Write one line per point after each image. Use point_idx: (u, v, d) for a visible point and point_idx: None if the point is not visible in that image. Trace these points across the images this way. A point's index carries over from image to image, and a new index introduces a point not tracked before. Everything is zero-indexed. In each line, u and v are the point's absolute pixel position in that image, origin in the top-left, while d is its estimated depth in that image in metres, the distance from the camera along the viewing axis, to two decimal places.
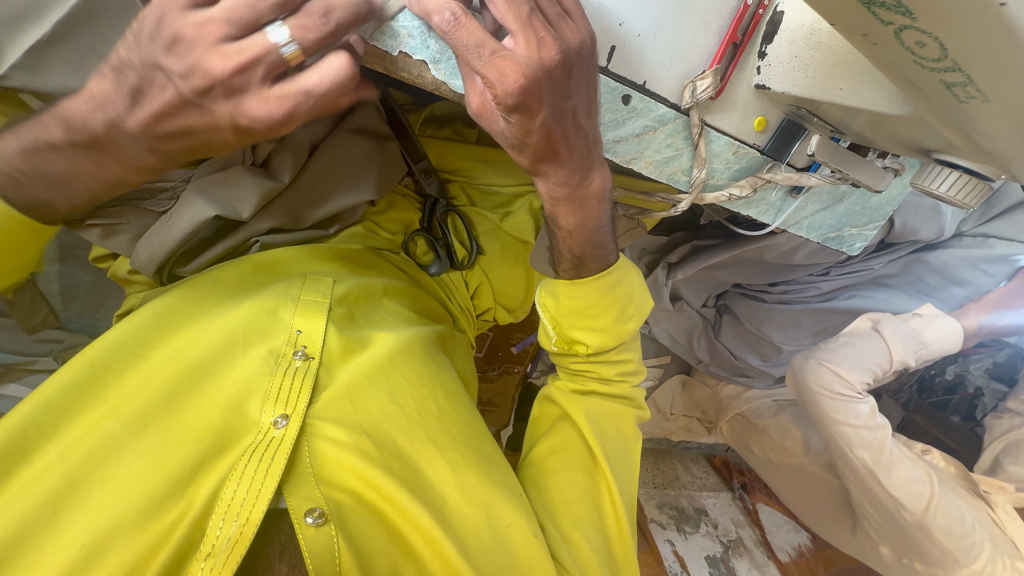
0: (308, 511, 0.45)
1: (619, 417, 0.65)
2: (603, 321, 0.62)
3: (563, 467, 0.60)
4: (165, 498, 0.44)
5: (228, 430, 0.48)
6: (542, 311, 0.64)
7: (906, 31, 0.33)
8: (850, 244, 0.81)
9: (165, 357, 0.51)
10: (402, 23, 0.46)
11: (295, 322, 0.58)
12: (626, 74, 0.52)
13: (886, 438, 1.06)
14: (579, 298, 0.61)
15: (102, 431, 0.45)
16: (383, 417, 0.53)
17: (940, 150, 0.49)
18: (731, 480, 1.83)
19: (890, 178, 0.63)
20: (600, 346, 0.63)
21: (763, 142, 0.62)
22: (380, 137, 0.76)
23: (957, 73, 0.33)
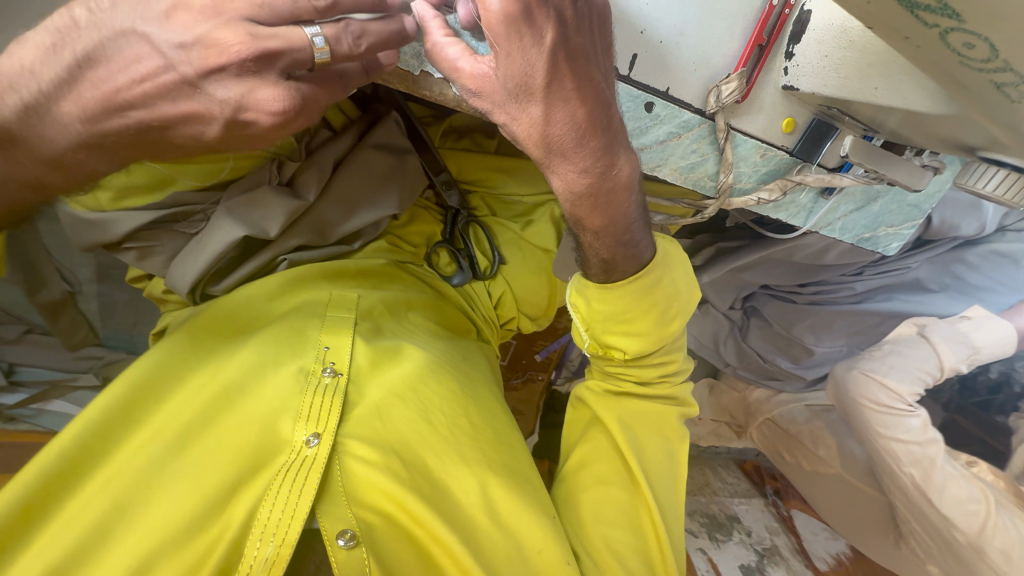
0: (340, 533, 0.47)
1: (660, 424, 0.64)
2: (641, 326, 0.60)
3: (596, 481, 0.60)
4: (205, 518, 0.46)
5: (263, 449, 0.50)
6: (575, 314, 0.63)
7: (952, 33, 0.32)
8: (886, 244, 0.78)
9: (201, 380, 0.53)
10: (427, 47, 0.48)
11: (323, 339, 0.59)
12: (649, 81, 0.51)
13: (937, 453, 1.02)
14: (612, 302, 0.60)
15: (146, 454, 0.47)
16: (411, 436, 0.54)
17: (984, 148, 0.46)
18: (764, 486, 1.78)
19: (930, 177, 0.59)
20: (640, 351, 0.62)
21: (792, 144, 0.60)
22: (401, 152, 0.77)
23: (1009, 72, 0.31)
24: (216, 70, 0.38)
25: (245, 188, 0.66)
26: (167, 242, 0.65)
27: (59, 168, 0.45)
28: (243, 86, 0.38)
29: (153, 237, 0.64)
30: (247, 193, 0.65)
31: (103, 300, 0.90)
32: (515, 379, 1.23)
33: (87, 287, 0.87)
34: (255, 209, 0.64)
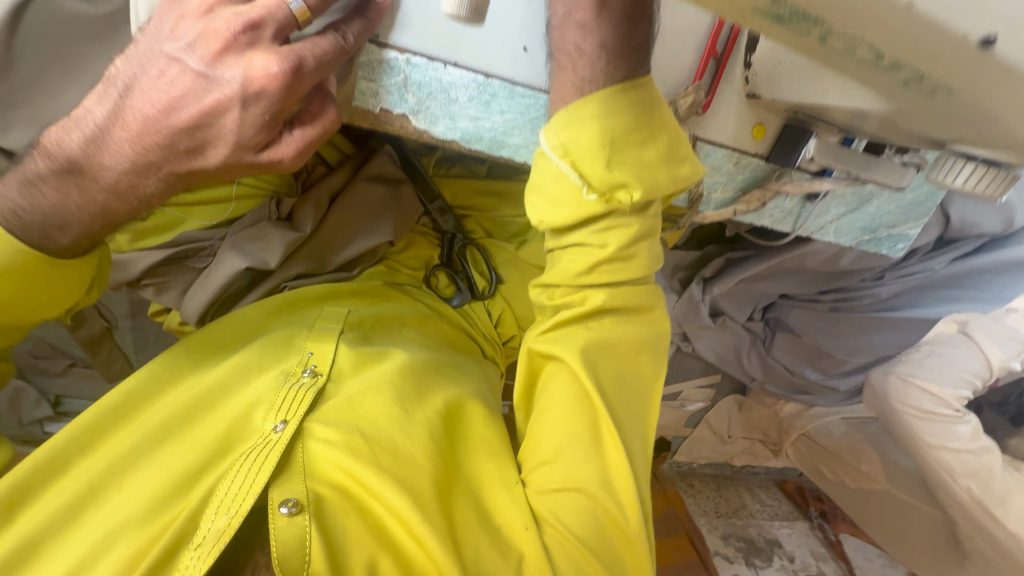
0: (283, 501, 0.47)
1: (633, 365, 0.56)
2: (643, 156, 0.46)
3: (557, 424, 0.53)
4: (170, 498, 0.48)
5: (231, 436, 0.53)
6: (560, 156, 0.46)
7: (830, 38, 0.26)
8: (891, 245, 0.75)
9: (189, 384, 0.58)
10: (380, 83, 0.47)
11: (308, 345, 0.63)
12: None
13: (994, 462, 0.96)
14: (614, 116, 0.44)
15: (128, 441, 0.52)
16: (381, 418, 0.54)
17: (954, 141, 0.43)
18: (808, 508, 1.67)
19: (912, 174, 0.58)
20: (650, 189, 0.46)
21: (766, 150, 0.60)
22: (395, 182, 0.81)
23: (905, 70, 0.27)
24: (220, 53, 0.41)
25: (247, 224, 0.71)
26: (179, 278, 0.71)
27: (119, 196, 0.47)
28: (243, 59, 0.41)
29: (167, 274, 0.70)
30: (250, 228, 0.71)
31: (137, 333, 0.98)
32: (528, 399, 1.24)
33: (123, 321, 0.95)
34: (257, 243, 0.69)
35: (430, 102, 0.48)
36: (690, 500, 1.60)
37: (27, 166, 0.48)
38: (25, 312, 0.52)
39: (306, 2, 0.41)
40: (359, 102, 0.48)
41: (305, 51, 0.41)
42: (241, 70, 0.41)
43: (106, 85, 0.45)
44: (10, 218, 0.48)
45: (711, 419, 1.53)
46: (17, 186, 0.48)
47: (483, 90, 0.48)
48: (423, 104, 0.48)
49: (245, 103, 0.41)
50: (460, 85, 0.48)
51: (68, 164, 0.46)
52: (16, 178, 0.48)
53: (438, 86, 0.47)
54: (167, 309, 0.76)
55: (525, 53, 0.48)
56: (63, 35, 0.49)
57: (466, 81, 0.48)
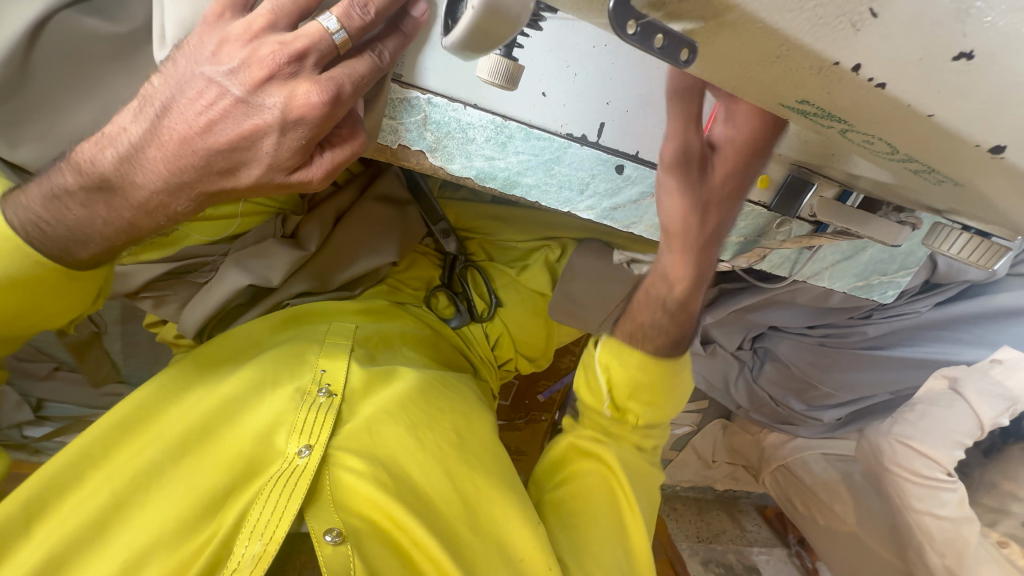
0: (326, 530, 0.48)
1: (646, 476, 0.65)
2: (656, 399, 0.64)
3: (589, 507, 0.60)
4: (197, 521, 0.48)
5: (255, 459, 0.53)
6: (603, 371, 0.65)
7: (849, 131, 0.28)
8: (882, 292, 0.77)
9: (202, 396, 0.58)
10: (402, 120, 0.48)
11: (321, 362, 0.62)
12: (618, 145, 0.53)
13: (971, 533, 1.00)
14: (640, 372, 0.63)
15: (145, 458, 0.51)
16: (401, 452, 0.56)
17: (951, 212, 0.45)
18: (788, 535, 1.67)
19: (908, 232, 0.59)
20: (652, 420, 0.65)
21: (769, 199, 0.62)
22: (401, 203, 0.81)
23: (916, 162, 0.29)
24: (261, 81, 0.38)
25: (252, 240, 0.71)
26: (179, 291, 0.70)
27: (148, 213, 0.45)
28: (285, 89, 0.38)
29: (167, 287, 0.70)
30: (255, 244, 0.71)
31: (126, 339, 0.96)
32: (519, 420, 1.25)
33: (112, 327, 0.93)
34: (262, 260, 0.69)
35: (448, 141, 0.49)
36: (673, 524, 1.62)
37: (52, 178, 0.45)
38: (39, 318, 0.51)
39: (349, 32, 0.37)
40: (381, 139, 0.49)
41: (343, 77, 0.38)
42: (282, 97, 0.38)
43: (142, 103, 0.42)
44: (30, 229, 0.46)
45: (697, 443, 1.55)
46: (41, 199, 0.45)
47: (500, 131, 0.49)
48: (441, 142, 0.49)
49: (284, 129, 0.40)
50: (479, 126, 0.49)
51: (98, 181, 0.44)
52: (37, 189, 0.45)
53: (457, 126, 0.48)
54: (163, 321, 0.75)
55: (545, 98, 0.49)
56: (81, 53, 0.49)
57: (484, 122, 0.49)
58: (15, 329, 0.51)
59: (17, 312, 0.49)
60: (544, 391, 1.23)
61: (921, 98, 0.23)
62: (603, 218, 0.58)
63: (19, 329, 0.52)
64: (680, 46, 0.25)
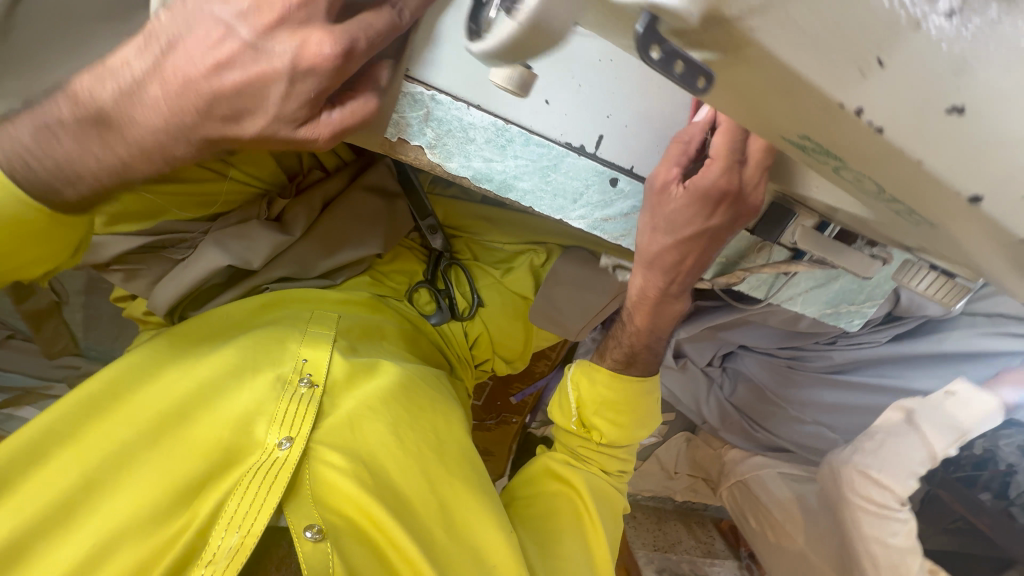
0: (309, 526, 0.49)
1: (615, 502, 0.70)
2: (625, 420, 0.70)
3: (556, 523, 0.65)
4: (172, 508, 0.48)
5: (234, 448, 0.52)
6: (573, 389, 0.72)
7: (843, 168, 0.29)
8: (849, 320, 0.80)
9: (178, 376, 0.55)
10: (403, 113, 0.48)
11: (302, 351, 0.61)
12: (614, 159, 0.54)
13: (914, 563, 1.04)
14: (609, 390, 0.70)
15: (120, 437, 0.50)
16: (381, 450, 0.56)
17: (919, 248, 0.48)
18: (739, 548, 1.73)
19: (879, 266, 0.62)
20: (616, 439, 0.70)
21: (752, 223, 0.65)
22: (389, 195, 0.80)
23: (898, 203, 0.30)
24: (272, 26, 0.38)
25: (234, 220, 0.69)
26: (152, 266, 0.68)
27: (144, 155, 0.44)
28: (297, 36, 0.38)
29: (140, 261, 0.67)
30: (238, 224, 0.69)
31: (88, 312, 0.93)
32: (489, 421, 1.25)
33: (74, 298, 0.91)
34: (244, 240, 0.68)
35: (449, 139, 0.49)
36: (631, 532, 1.65)
37: (45, 109, 0.43)
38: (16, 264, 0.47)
39: None
40: (385, 133, 0.49)
41: (359, 31, 0.38)
42: (294, 45, 0.38)
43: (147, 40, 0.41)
44: (14, 163, 0.43)
45: (661, 452, 1.60)
46: (32, 129, 0.43)
47: (501, 134, 0.49)
48: (441, 140, 0.49)
49: (293, 79, 0.39)
50: (480, 127, 0.49)
51: (96, 117, 0.42)
52: (29, 118, 0.43)
53: (458, 125, 0.48)
54: (131, 295, 0.73)
55: (546, 106, 0.50)
56: (76, 12, 0.48)
57: (485, 124, 0.48)
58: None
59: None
60: (516, 393, 1.23)
61: (917, 145, 0.24)
62: (593, 228, 0.59)
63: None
64: (699, 75, 0.25)
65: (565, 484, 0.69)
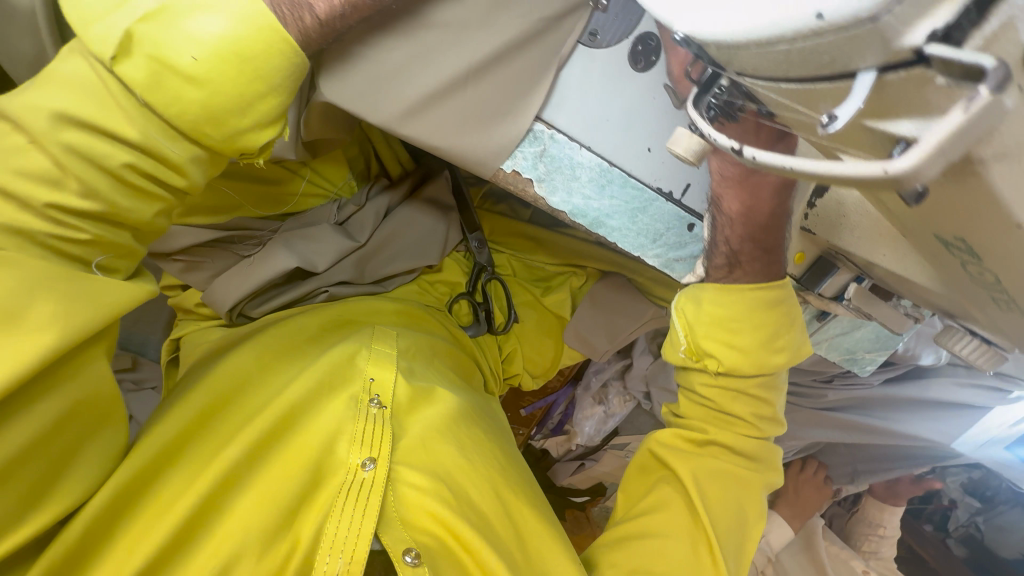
0: (405, 551, 0.48)
1: (745, 479, 0.63)
2: (744, 342, 0.58)
3: (660, 527, 0.59)
4: (276, 533, 0.49)
5: (323, 470, 0.53)
6: (678, 316, 0.61)
7: (971, 263, 0.33)
8: (862, 366, 0.86)
9: (264, 400, 0.57)
10: (521, 149, 0.49)
11: (368, 369, 0.62)
12: (696, 207, 0.58)
13: None
14: (723, 308, 0.58)
15: (228, 458, 0.50)
16: (455, 468, 0.57)
17: (959, 316, 0.55)
18: None
19: (911, 324, 0.69)
20: (736, 366, 0.59)
21: (799, 273, 0.71)
22: (446, 209, 0.81)
23: (1004, 295, 0.35)
24: None
25: (301, 223, 0.69)
26: (214, 260, 0.67)
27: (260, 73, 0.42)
28: None
29: (203, 254, 0.66)
30: (304, 227, 0.69)
31: None
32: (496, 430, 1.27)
33: None
34: (311, 243, 0.68)
35: (556, 175, 0.51)
36: None
37: None
38: (244, 123, 0.42)
39: None
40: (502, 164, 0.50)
41: None
42: None
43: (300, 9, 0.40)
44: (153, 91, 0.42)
45: None
46: None
47: (603, 175, 0.52)
48: (550, 175, 0.51)
49: None
50: (586, 167, 0.51)
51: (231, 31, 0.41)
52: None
53: (568, 163, 0.51)
54: (182, 286, 0.72)
55: (648, 153, 0.52)
56: None
57: (592, 164, 0.51)
58: (218, 138, 0.42)
59: (212, 102, 0.40)
60: (527, 406, 1.28)
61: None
62: (665, 267, 0.62)
63: (214, 143, 0.42)
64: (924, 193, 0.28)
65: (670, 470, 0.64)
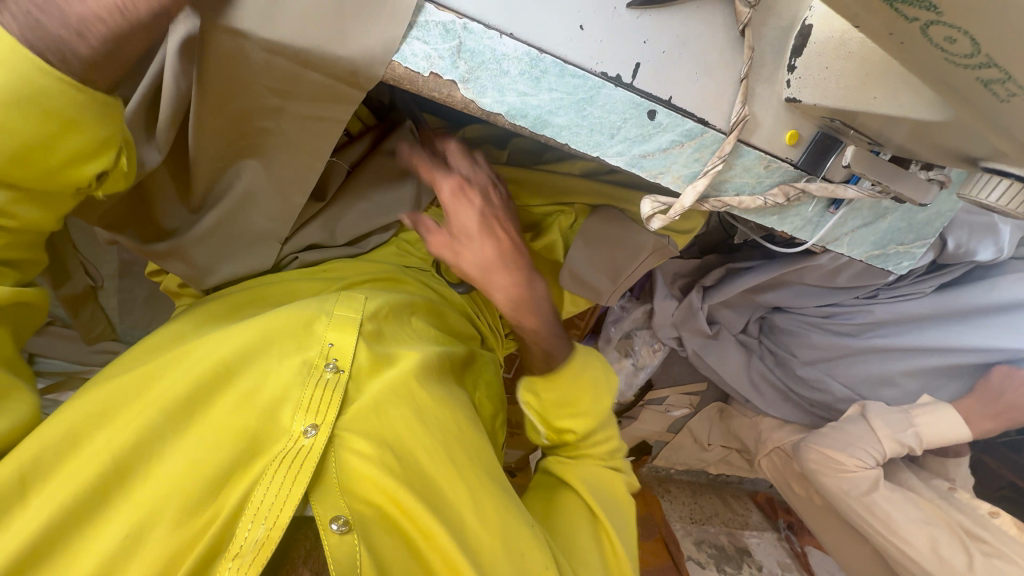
0: (333, 518, 0.50)
1: (615, 485, 0.69)
2: (585, 407, 0.69)
3: (571, 514, 0.64)
4: (202, 498, 0.48)
5: (260, 435, 0.53)
6: (528, 408, 0.72)
7: (933, 27, 0.33)
8: (897, 263, 0.77)
9: (203, 353, 0.56)
10: (432, 46, 0.47)
11: (328, 335, 0.62)
12: (652, 90, 0.52)
13: (869, 481, 1.14)
14: (556, 391, 0.69)
15: (144, 421, 0.49)
16: (405, 433, 0.58)
17: (988, 158, 0.47)
18: (776, 519, 1.70)
19: (937, 190, 0.60)
20: (589, 429, 0.69)
21: (796, 156, 0.60)
22: (413, 160, 0.79)
23: (993, 68, 0.33)
24: None
25: None
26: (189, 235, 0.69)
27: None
28: None
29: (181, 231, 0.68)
30: None
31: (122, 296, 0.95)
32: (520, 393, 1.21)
33: (108, 283, 0.94)
34: None
35: (481, 72, 0.48)
36: (667, 505, 1.63)
37: None
38: (54, 163, 0.44)
39: None
40: (406, 64, 0.48)
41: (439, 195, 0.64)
42: None
43: None
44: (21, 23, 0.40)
45: (693, 426, 1.51)
46: None
47: (534, 66, 0.48)
48: (473, 73, 0.48)
49: None
50: (513, 57, 0.47)
51: None
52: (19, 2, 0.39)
53: (491, 56, 0.47)
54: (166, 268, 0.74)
55: (582, 33, 0.48)
56: None
57: (519, 54, 0.47)
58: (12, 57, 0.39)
59: (13, 149, 0.41)
60: None
61: None
62: (630, 166, 0.56)
63: (33, 182, 0.45)
64: None
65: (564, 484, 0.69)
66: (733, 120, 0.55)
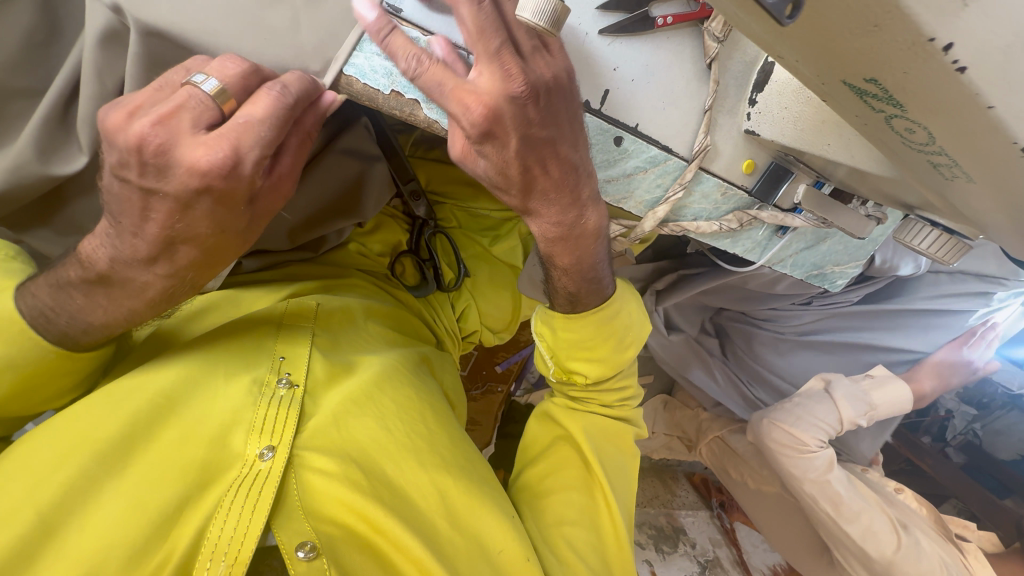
0: (299, 545, 0.48)
1: (617, 430, 0.74)
2: (603, 354, 0.69)
3: (559, 487, 0.68)
4: (149, 542, 0.44)
5: (212, 464, 0.50)
6: (541, 340, 0.72)
7: (895, 119, 0.35)
8: (832, 281, 0.82)
9: (140, 384, 0.51)
10: (397, 63, 0.47)
11: (278, 349, 0.60)
12: (620, 116, 0.51)
13: (823, 463, 1.13)
14: (576, 332, 0.67)
15: (76, 466, 0.45)
16: (368, 445, 0.56)
17: (923, 206, 0.54)
18: (710, 499, 1.81)
19: (873, 226, 0.64)
20: (600, 375, 0.70)
21: (751, 184, 0.61)
22: (370, 159, 0.74)
23: (943, 156, 0.36)
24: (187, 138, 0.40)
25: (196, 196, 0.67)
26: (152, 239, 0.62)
27: None
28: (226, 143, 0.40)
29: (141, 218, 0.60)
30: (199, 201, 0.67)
31: None
32: (474, 390, 1.19)
33: None
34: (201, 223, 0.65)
35: None
36: None
37: None
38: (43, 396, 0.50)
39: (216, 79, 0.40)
40: (366, 81, 0.47)
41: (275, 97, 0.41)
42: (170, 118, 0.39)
43: None
44: None
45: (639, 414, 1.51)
46: None
47: None
48: None
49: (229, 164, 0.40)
50: None
51: None
52: (47, 282, 0.48)
53: None
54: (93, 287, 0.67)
55: None
56: None
57: None
58: None
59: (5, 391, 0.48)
60: (501, 361, 1.19)
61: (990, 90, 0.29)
62: None
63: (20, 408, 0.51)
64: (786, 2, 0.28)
65: (565, 430, 0.72)
66: (695, 148, 0.55)
